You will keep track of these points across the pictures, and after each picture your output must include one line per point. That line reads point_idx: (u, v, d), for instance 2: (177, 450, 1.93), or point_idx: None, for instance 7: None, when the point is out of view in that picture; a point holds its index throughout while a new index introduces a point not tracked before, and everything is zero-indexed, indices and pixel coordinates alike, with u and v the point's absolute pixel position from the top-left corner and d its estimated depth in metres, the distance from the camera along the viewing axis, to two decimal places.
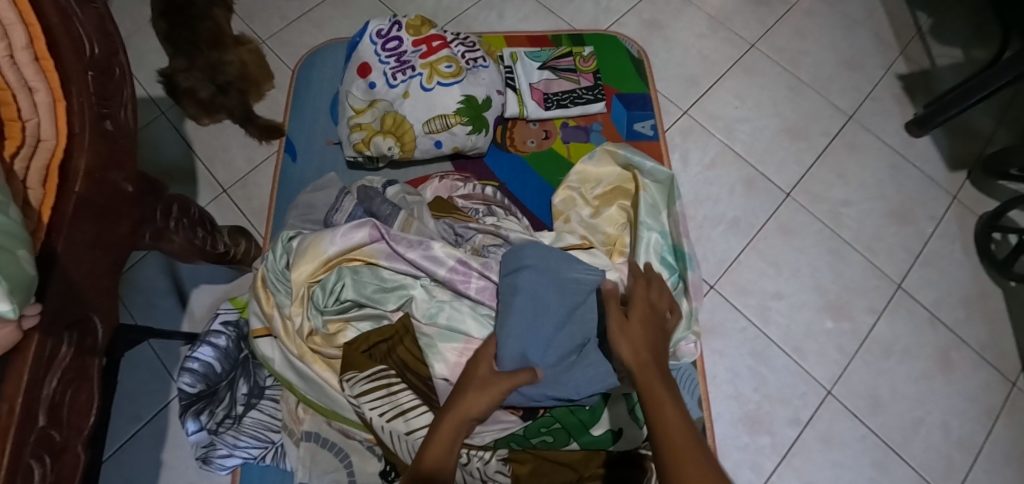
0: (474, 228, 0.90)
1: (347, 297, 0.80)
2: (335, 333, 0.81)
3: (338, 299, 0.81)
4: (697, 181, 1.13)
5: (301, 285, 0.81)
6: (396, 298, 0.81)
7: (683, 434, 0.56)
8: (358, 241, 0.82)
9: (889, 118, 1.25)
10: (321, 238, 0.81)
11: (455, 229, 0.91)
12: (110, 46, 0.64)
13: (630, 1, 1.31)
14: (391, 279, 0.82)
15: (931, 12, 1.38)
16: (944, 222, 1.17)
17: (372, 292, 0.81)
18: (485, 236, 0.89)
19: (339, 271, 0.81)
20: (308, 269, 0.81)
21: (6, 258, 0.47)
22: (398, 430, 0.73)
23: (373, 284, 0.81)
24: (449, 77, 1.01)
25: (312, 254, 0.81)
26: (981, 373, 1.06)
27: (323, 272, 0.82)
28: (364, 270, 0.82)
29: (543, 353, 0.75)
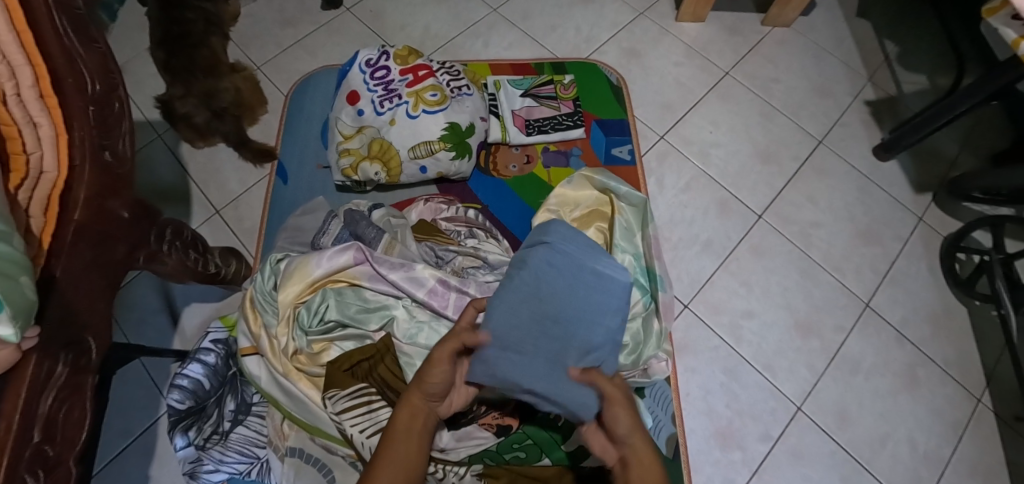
0: (454, 251, 0.96)
1: (330, 318, 0.85)
2: (319, 351, 0.85)
3: (322, 320, 0.85)
4: (673, 204, 1.17)
5: (287, 306, 0.86)
6: (378, 318, 0.86)
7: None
8: (342, 264, 0.87)
9: (857, 143, 1.31)
10: (309, 262, 0.87)
11: (436, 251, 0.96)
12: (110, 82, 0.68)
13: (609, 30, 1.37)
14: (373, 300, 0.87)
15: (898, 41, 1.44)
16: (910, 243, 1.22)
17: (355, 312, 0.86)
18: (465, 258, 0.95)
19: (324, 293, 0.86)
20: (294, 291, 0.86)
21: (10, 286, 0.51)
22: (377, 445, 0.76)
23: (356, 305, 0.86)
24: (434, 105, 1.06)
25: (300, 277, 0.86)
26: (946, 389, 1.10)
27: (309, 294, 0.87)
28: (347, 291, 0.87)
29: (533, 344, 0.69)
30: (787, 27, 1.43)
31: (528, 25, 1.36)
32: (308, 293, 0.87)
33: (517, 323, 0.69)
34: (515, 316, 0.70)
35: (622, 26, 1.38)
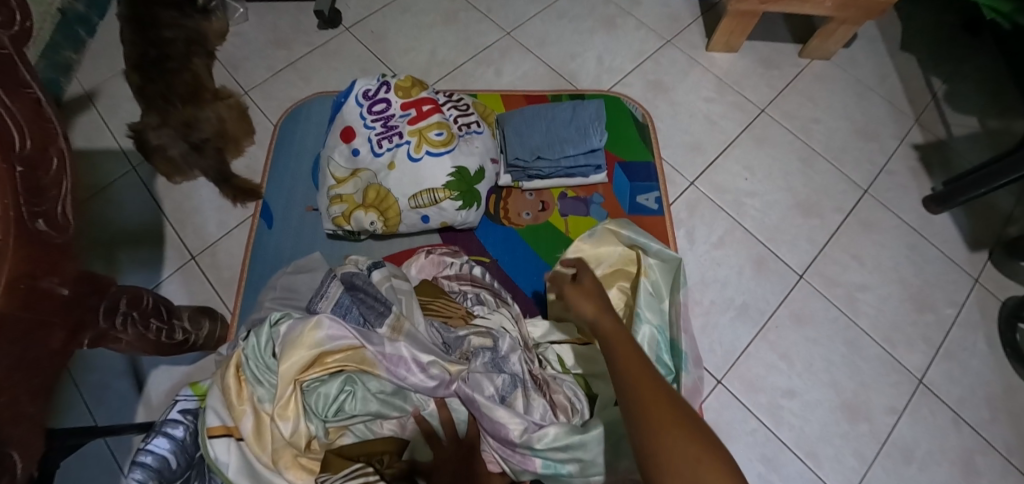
0: (464, 333, 0.82)
1: (345, 410, 0.74)
2: (333, 439, 0.76)
3: (337, 411, 0.74)
4: (704, 261, 1.05)
5: (288, 383, 0.72)
6: (394, 411, 0.76)
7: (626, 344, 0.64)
8: (355, 342, 0.75)
9: (905, 193, 1.18)
10: (323, 335, 0.73)
11: (443, 336, 0.81)
12: (43, 135, 0.56)
13: (633, 60, 1.25)
14: (388, 391, 0.76)
15: (946, 78, 1.32)
16: (966, 308, 1.09)
17: (373, 405, 0.75)
18: (476, 336, 0.81)
19: (342, 381, 0.74)
20: (300, 363, 0.72)
21: None
22: None
23: (372, 395, 0.75)
24: (439, 146, 0.93)
25: (309, 350, 0.73)
26: (1010, 480, 0.97)
27: (315, 371, 0.74)
28: (360, 377, 0.75)
29: (526, 127, 1.03)
30: (827, 60, 1.30)
31: (545, 52, 1.24)
32: (315, 371, 0.74)
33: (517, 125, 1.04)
34: (534, 116, 1.05)
35: (648, 56, 1.25)
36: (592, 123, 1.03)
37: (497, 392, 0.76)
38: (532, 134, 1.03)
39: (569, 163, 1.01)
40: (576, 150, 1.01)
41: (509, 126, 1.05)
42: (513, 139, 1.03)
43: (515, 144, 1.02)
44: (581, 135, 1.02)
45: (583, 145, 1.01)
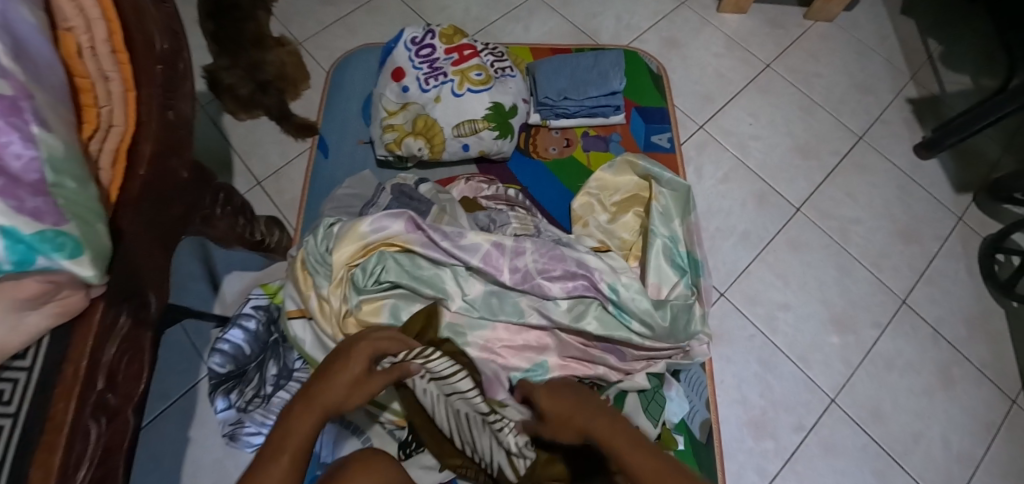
0: (506, 219, 0.96)
1: (386, 279, 0.85)
2: (373, 312, 0.85)
3: (377, 281, 0.85)
4: (710, 194, 1.18)
5: (341, 268, 0.85)
6: (433, 288, 0.86)
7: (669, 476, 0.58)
8: (394, 230, 0.86)
9: (898, 140, 1.30)
10: (368, 227, 0.85)
11: (489, 217, 0.97)
12: (176, 43, 0.69)
13: (650, 19, 1.37)
14: (425, 266, 0.86)
15: (941, 39, 1.42)
16: (949, 242, 1.21)
17: (411, 278, 0.85)
18: (517, 228, 0.95)
19: (380, 256, 0.85)
20: (349, 251, 0.85)
21: (87, 230, 0.53)
22: (439, 392, 0.77)
23: (404, 272, 0.85)
24: (479, 85, 1.06)
25: (356, 242, 0.85)
26: (982, 389, 1.09)
27: (362, 256, 0.86)
28: (401, 256, 0.86)
29: (554, 72, 1.16)
30: (829, 22, 1.41)
31: (569, 11, 1.36)
32: (361, 255, 0.86)
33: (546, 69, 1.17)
34: (561, 63, 1.17)
35: (663, 16, 1.37)
36: (612, 69, 1.15)
37: (531, 265, 0.86)
38: (559, 78, 1.15)
39: (592, 105, 1.14)
40: (599, 92, 1.14)
41: (538, 71, 1.17)
42: (542, 82, 1.15)
43: (543, 85, 1.15)
44: (603, 79, 1.14)
45: (604, 88, 1.14)
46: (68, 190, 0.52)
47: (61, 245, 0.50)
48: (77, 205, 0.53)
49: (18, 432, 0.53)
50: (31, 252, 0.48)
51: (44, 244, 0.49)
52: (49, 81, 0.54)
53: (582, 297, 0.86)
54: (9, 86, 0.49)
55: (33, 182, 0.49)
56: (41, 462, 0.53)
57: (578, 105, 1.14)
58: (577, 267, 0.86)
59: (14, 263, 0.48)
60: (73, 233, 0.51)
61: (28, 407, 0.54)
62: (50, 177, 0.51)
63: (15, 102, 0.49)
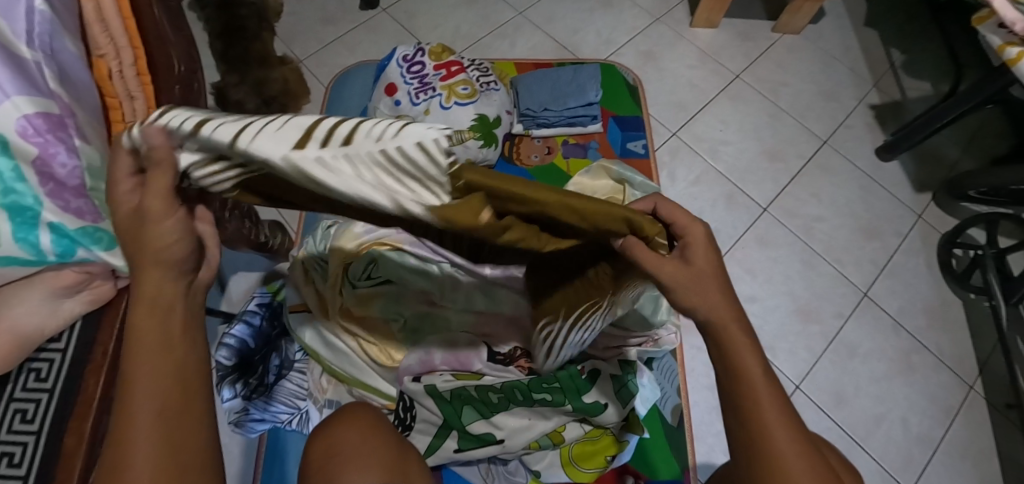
0: None
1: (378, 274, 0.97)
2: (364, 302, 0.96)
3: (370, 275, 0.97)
4: (682, 196, 1.27)
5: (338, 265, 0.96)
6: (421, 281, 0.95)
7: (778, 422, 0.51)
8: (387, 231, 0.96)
9: (861, 144, 1.38)
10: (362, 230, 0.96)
11: None
12: (191, 66, 0.81)
13: (627, 34, 1.46)
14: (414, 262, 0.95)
15: (904, 48, 1.51)
16: (909, 238, 1.29)
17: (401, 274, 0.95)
18: None
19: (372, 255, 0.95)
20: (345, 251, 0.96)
21: (120, 229, 0.65)
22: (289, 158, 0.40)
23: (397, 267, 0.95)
24: (465, 98, 1.15)
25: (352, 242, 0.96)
26: (941, 375, 1.17)
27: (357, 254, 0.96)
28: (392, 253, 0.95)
29: (537, 86, 1.27)
30: (797, 34, 1.51)
31: (552, 28, 1.46)
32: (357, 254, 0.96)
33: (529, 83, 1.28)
34: (543, 77, 1.28)
35: (640, 30, 1.47)
36: (590, 81, 1.26)
37: None
38: (542, 92, 1.26)
39: (572, 116, 1.25)
40: (577, 102, 1.25)
41: (522, 85, 1.28)
42: (525, 96, 1.26)
43: (527, 99, 1.26)
44: (581, 92, 1.25)
45: (581, 100, 1.25)
46: (103, 194, 0.64)
47: (98, 238, 0.64)
48: (110, 207, 0.65)
49: (55, 403, 0.66)
50: (74, 244, 0.62)
51: (84, 237, 0.63)
52: (86, 101, 0.66)
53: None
54: (57, 108, 0.60)
55: (75, 187, 0.62)
56: (74, 430, 0.65)
57: (559, 117, 1.25)
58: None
59: (60, 252, 0.62)
60: (107, 229, 0.65)
61: (63, 381, 0.67)
62: (88, 182, 0.63)
63: (62, 121, 0.60)
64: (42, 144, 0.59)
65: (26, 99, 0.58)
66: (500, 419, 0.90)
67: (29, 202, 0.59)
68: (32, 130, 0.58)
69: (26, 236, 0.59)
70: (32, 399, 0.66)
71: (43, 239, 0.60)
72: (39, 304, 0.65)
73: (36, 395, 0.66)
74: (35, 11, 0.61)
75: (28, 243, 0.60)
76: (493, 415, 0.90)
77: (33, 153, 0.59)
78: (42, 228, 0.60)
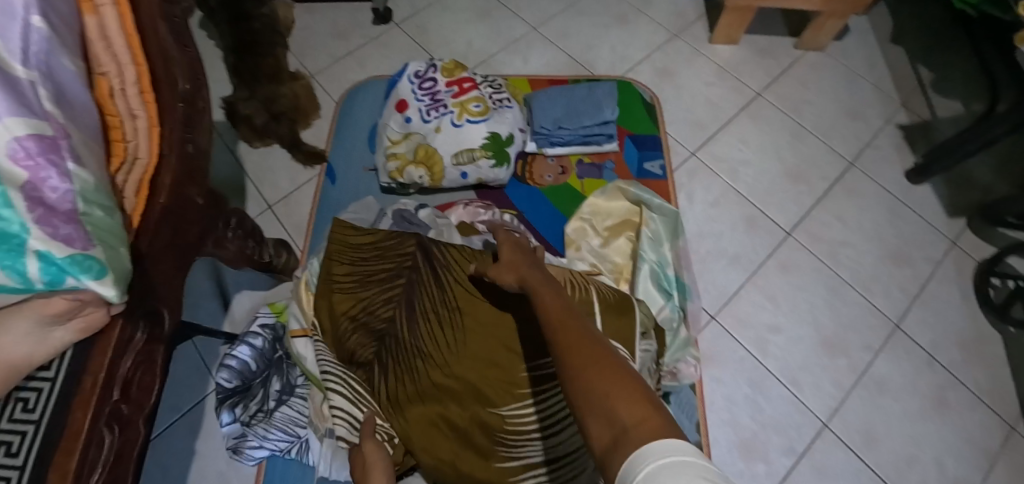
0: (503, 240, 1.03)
1: None
2: None
3: None
4: (701, 219, 1.23)
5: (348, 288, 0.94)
6: None
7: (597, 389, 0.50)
8: None
9: (889, 166, 1.32)
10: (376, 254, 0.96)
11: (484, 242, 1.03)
12: (196, 83, 0.78)
13: (645, 50, 1.42)
14: None
15: (934, 66, 1.44)
16: (942, 265, 1.22)
17: None
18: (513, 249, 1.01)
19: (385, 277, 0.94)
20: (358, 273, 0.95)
21: (113, 255, 0.63)
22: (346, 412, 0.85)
23: None
24: (478, 115, 1.11)
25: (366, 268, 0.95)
26: (979, 414, 1.10)
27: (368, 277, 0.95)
28: None
29: (551, 101, 1.21)
30: (820, 51, 1.46)
31: (567, 44, 1.42)
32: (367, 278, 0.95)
33: (542, 97, 1.23)
34: (557, 92, 1.22)
35: (657, 47, 1.43)
36: (606, 99, 1.20)
37: None
38: (555, 107, 1.21)
39: (586, 134, 1.19)
40: (593, 121, 1.18)
41: (536, 99, 1.23)
42: (538, 111, 1.21)
43: (539, 113, 1.20)
44: (597, 108, 1.19)
45: (597, 117, 1.18)
46: (96, 218, 0.62)
47: (88, 267, 0.59)
48: (103, 230, 0.63)
49: (41, 437, 0.62)
50: (61, 273, 0.58)
51: (73, 266, 0.59)
52: (83, 121, 0.64)
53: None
54: (51, 129, 0.59)
55: (67, 211, 0.59)
56: (57, 466, 0.62)
57: (573, 133, 1.19)
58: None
59: (48, 280, 0.59)
60: (99, 257, 0.60)
61: (50, 412, 0.63)
62: (81, 206, 0.61)
63: (55, 143, 0.59)
64: (33, 167, 0.58)
65: (19, 120, 0.56)
66: None
67: (15, 228, 0.57)
68: (23, 153, 0.57)
69: (12, 263, 0.57)
70: (15, 432, 0.62)
71: (30, 266, 0.58)
72: (27, 331, 0.61)
73: (21, 427, 0.62)
74: (31, 29, 0.58)
75: (16, 270, 0.57)
76: None
77: (22, 177, 0.58)
78: (29, 256, 0.57)
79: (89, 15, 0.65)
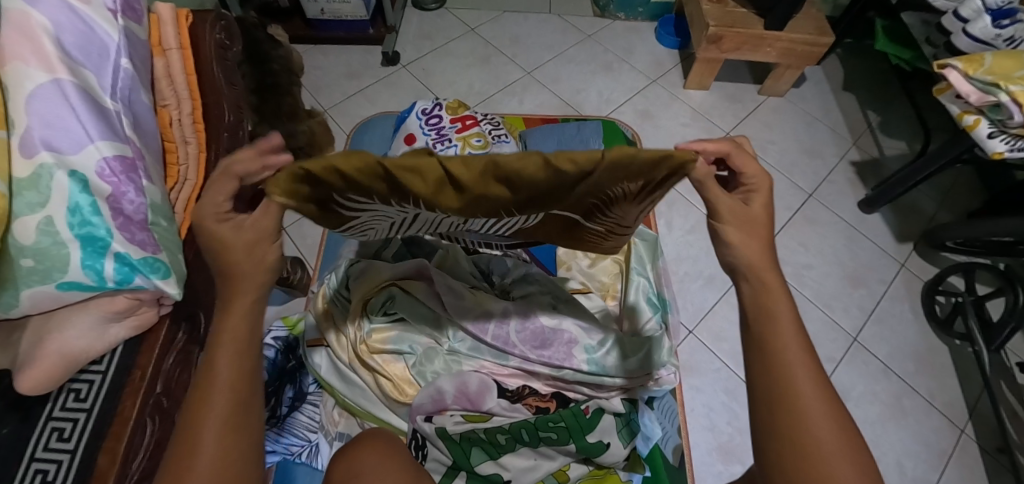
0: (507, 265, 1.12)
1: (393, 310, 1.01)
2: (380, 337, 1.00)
3: (385, 312, 1.01)
4: (679, 243, 1.37)
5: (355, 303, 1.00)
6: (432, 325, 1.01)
7: (815, 383, 0.56)
8: (405, 272, 1.00)
9: (845, 197, 1.48)
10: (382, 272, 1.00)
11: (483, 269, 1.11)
12: (238, 117, 0.86)
13: (627, 94, 1.58)
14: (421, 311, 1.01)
15: (880, 110, 1.62)
16: (894, 285, 1.38)
17: (411, 310, 1.00)
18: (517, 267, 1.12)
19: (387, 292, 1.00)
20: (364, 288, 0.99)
21: (173, 260, 0.68)
22: None
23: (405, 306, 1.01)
24: (478, 149, 1.23)
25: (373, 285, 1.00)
26: (932, 418, 1.24)
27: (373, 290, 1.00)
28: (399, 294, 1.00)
29: (543, 140, 1.35)
30: (781, 96, 1.62)
31: (556, 87, 1.57)
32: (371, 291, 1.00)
33: (535, 134, 1.36)
34: (548, 133, 1.37)
35: (637, 91, 1.58)
36: (593, 136, 1.33)
37: (511, 331, 0.99)
38: (550, 144, 1.34)
39: None
40: None
41: (527, 139, 1.37)
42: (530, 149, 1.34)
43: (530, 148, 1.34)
44: (584, 145, 1.32)
45: None
46: (162, 228, 0.68)
47: (156, 268, 0.65)
48: (168, 239, 0.69)
49: (92, 423, 0.70)
50: (133, 272, 0.63)
51: (144, 266, 0.64)
52: (152, 145, 0.71)
53: (557, 360, 0.98)
54: (130, 152, 0.65)
55: (140, 220, 0.65)
56: (107, 450, 0.69)
57: None
58: (555, 340, 0.99)
59: (119, 280, 0.63)
60: (165, 260, 0.66)
61: (100, 403, 0.71)
62: (150, 217, 0.66)
63: (134, 164, 0.65)
64: (115, 183, 0.63)
65: (105, 143, 0.63)
66: (507, 460, 0.95)
67: (101, 232, 0.62)
68: (108, 171, 0.63)
69: (92, 264, 0.62)
70: (69, 419, 0.70)
71: (106, 267, 0.62)
72: (89, 327, 0.71)
73: (74, 415, 0.70)
74: (120, 69, 0.67)
75: (94, 270, 0.62)
76: (500, 457, 0.95)
77: (106, 191, 0.63)
78: (108, 257, 0.62)
79: (157, 57, 0.78)
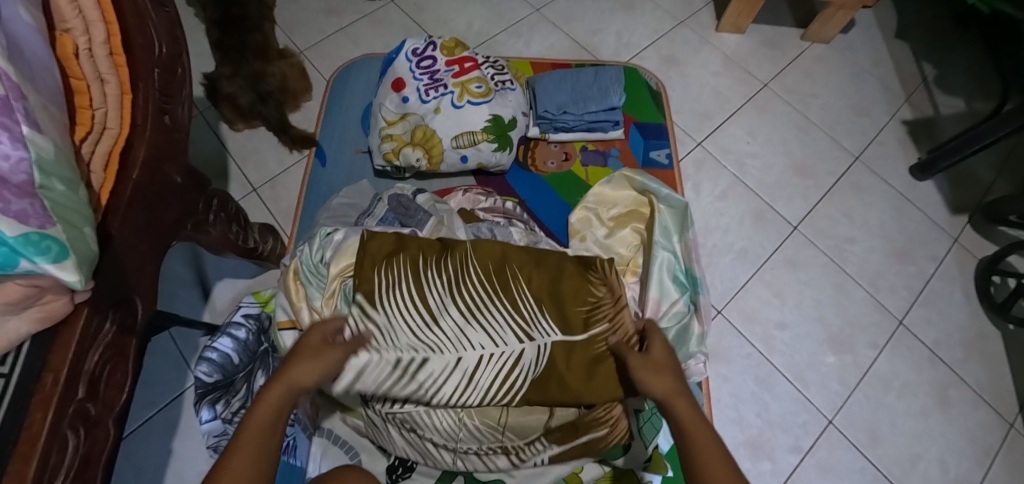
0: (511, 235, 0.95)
1: None
2: None
3: None
4: (708, 211, 1.20)
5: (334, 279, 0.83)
6: None
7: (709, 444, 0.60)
8: None
9: (893, 161, 1.30)
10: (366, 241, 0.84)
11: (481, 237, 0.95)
12: (175, 48, 0.69)
13: (651, 36, 1.38)
14: None
15: (936, 63, 1.42)
16: (944, 263, 1.22)
17: None
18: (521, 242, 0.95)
19: None
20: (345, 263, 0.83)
21: (74, 234, 0.51)
22: None
23: None
24: (479, 97, 1.05)
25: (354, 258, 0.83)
26: (980, 411, 1.09)
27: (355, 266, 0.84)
28: None
29: (555, 86, 1.14)
30: (826, 43, 1.42)
31: (569, 28, 1.37)
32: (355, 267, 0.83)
33: (547, 80, 1.15)
34: (561, 80, 1.15)
35: (663, 34, 1.38)
36: (612, 85, 1.12)
37: None
38: (563, 92, 1.13)
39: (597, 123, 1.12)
40: (599, 107, 1.11)
41: (536, 85, 1.16)
42: (540, 97, 1.14)
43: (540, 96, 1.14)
44: (602, 93, 1.12)
45: (604, 103, 1.11)
46: (56, 193, 0.51)
47: (45, 249, 0.49)
48: (65, 208, 0.52)
49: None
50: (14, 254, 0.47)
51: (28, 247, 0.48)
52: (44, 81, 0.53)
53: None
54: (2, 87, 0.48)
55: (20, 183, 0.48)
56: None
57: (575, 122, 1.12)
58: None
59: None
60: (58, 236, 0.50)
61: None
62: (38, 178, 0.49)
63: (7, 103, 0.48)
64: None
65: None
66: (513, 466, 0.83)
67: None
68: None
69: None
70: None
71: None
72: None
73: None
74: None
75: None
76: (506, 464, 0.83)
77: None
78: None
79: None
